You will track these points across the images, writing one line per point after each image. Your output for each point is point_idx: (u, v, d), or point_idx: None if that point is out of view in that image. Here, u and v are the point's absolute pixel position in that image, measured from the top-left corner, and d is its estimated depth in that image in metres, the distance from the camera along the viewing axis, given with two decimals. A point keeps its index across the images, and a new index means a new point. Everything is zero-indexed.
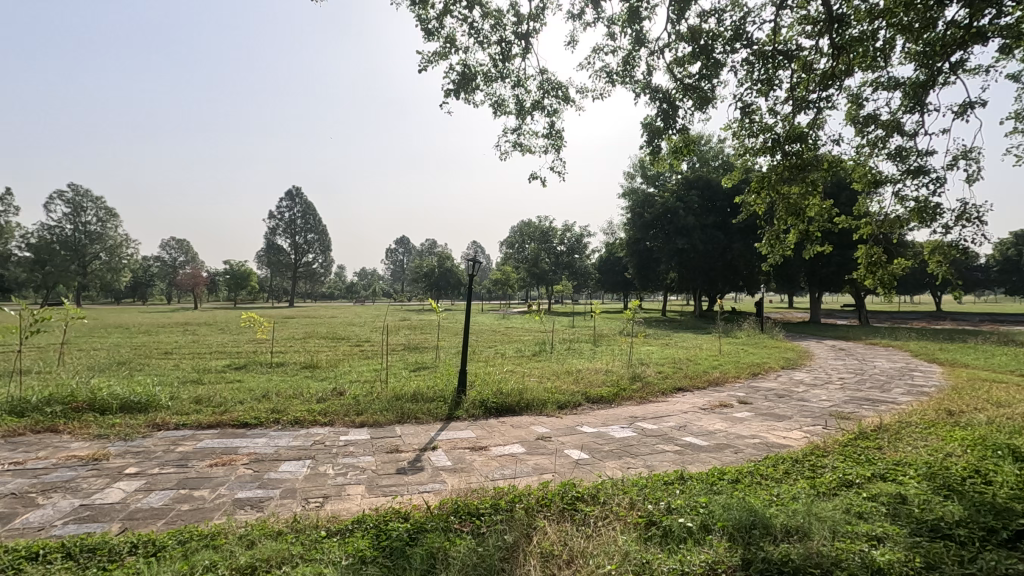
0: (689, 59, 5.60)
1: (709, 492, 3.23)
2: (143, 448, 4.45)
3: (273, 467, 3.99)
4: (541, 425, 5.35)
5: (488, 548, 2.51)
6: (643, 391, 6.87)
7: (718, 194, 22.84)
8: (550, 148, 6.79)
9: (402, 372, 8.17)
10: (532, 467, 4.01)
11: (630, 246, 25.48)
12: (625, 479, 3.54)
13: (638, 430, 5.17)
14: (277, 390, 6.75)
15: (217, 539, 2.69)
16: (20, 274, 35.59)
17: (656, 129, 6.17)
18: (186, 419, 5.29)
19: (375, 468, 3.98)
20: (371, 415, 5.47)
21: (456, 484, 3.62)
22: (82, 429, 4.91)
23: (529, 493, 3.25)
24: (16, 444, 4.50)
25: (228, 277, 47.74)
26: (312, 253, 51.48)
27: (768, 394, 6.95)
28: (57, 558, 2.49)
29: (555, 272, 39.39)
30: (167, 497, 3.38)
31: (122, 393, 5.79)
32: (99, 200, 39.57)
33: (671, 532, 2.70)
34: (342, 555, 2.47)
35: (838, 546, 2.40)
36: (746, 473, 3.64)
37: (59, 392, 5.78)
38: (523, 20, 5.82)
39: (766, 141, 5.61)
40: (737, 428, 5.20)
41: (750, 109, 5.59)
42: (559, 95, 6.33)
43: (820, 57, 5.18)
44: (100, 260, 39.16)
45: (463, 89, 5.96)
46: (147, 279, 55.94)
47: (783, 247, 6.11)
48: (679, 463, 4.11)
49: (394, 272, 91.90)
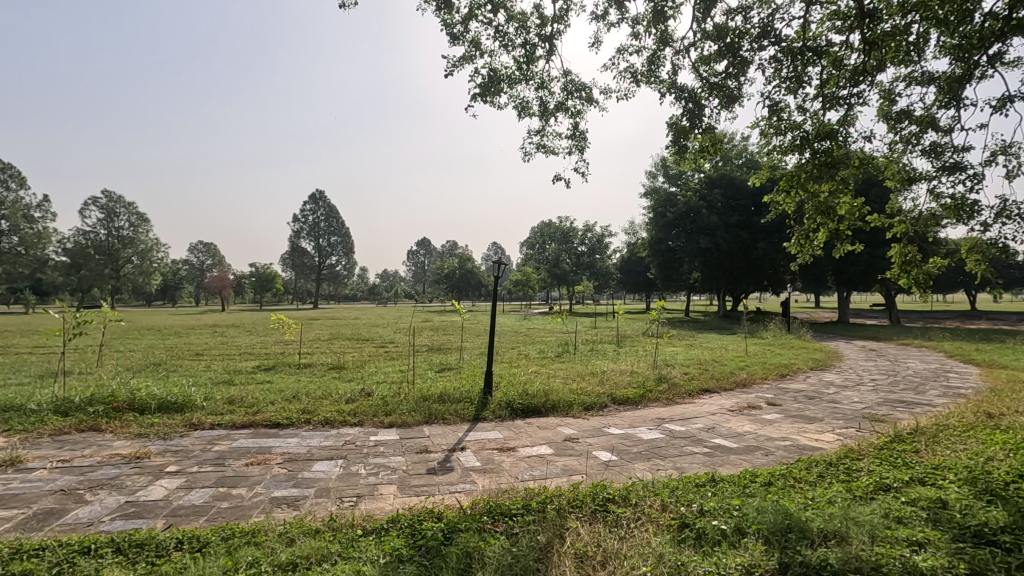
0: (715, 57, 5.56)
1: (742, 495, 3.21)
2: (182, 447, 4.58)
3: (306, 467, 4.07)
4: (567, 426, 5.37)
5: (522, 548, 2.52)
6: (669, 392, 6.87)
7: (742, 193, 22.43)
8: (574, 150, 6.78)
9: (428, 372, 8.33)
10: (561, 467, 4.04)
11: (651, 246, 25.26)
12: (656, 481, 3.55)
13: (665, 431, 5.16)
14: (308, 390, 6.90)
15: (257, 537, 2.76)
16: (57, 278, 36.67)
17: (682, 129, 6.13)
18: (220, 419, 5.44)
19: (407, 468, 4.03)
20: (400, 416, 5.55)
21: (487, 484, 3.66)
22: (124, 429, 5.08)
23: (560, 494, 3.27)
24: (63, 443, 4.68)
25: (254, 280, 48.71)
26: (335, 256, 52.24)
27: (798, 395, 6.86)
28: (108, 552, 2.58)
29: (576, 273, 39.35)
30: (208, 495, 3.48)
31: (160, 394, 5.98)
32: (131, 206, 40.74)
33: (704, 535, 2.69)
34: (380, 553, 2.51)
35: (879, 552, 2.36)
36: (780, 476, 3.60)
37: (100, 392, 6.00)
38: (547, 22, 5.83)
39: (795, 139, 5.52)
40: (767, 430, 5.15)
41: (778, 107, 5.52)
42: (583, 95, 6.31)
43: (851, 53, 5.10)
44: (133, 263, 40.38)
45: (488, 92, 5.99)
46: (176, 282, 57.79)
47: (814, 246, 6.03)
48: (709, 466, 4.08)
49: (415, 273, 92.53)
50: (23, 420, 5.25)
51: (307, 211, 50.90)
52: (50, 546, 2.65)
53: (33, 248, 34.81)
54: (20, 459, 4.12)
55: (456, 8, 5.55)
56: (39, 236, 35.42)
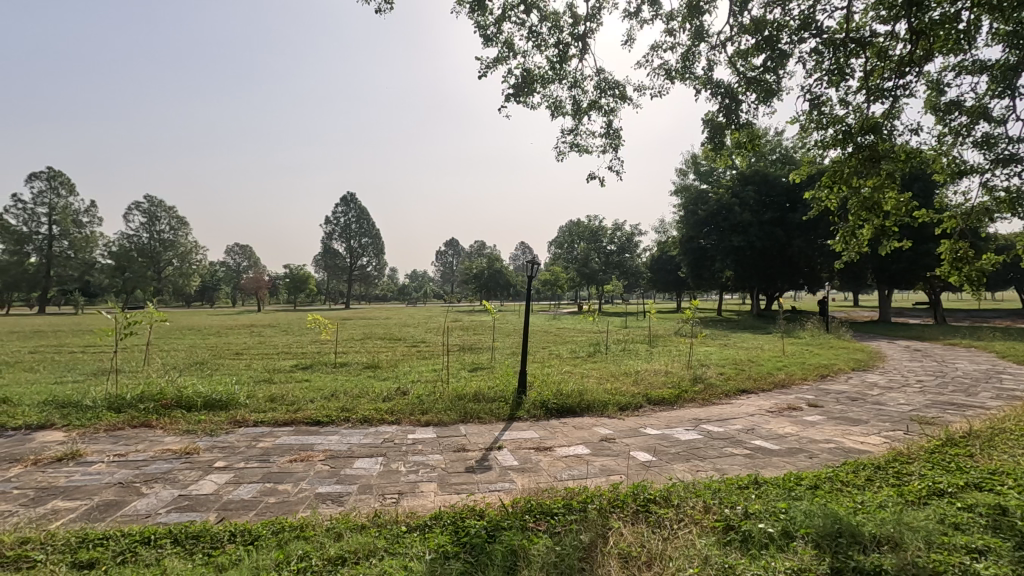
0: (753, 51, 5.44)
1: (787, 498, 3.14)
2: (228, 443, 4.74)
3: (348, 464, 4.16)
4: (603, 426, 5.34)
5: (566, 548, 2.53)
6: (706, 392, 6.77)
7: (776, 189, 21.89)
8: (608, 149, 6.72)
9: (461, 372, 8.36)
10: (599, 467, 4.03)
11: (682, 245, 24.85)
12: (698, 482, 3.51)
13: (704, 432, 5.08)
14: (345, 390, 6.97)
15: (306, 531, 2.83)
16: (104, 280, 38.27)
17: (718, 125, 6.02)
18: (263, 417, 5.58)
19: (445, 466, 4.07)
20: (435, 415, 5.59)
21: (526, 484, 3.66)
22: (173, 425, 5.28)
23: (600, 494, 3.26)
24: (117, 438, 4.91)
25: (288, 281, 49.76)
26: (366, 256, 53.04)
27: (840, 397, 6.67)
28: (167, 543, 2.70)
29: (605, 272, 39.01)
30: (255, 490, 3.59)
31: (205, 392, 6.17)
32: (172, 210, 42.09)
33: (751, 538, 2.65)
34: (425, 550, 2.55)
35: (935, 558, 2.29)
36: (827, 479, 3.51)
37: (149, 390, 6.24)
38: (580, 21, 5.81)
39: (837, 134, 5.36)
40: (810, 432, 5.02)
41: (819, 100, 5.38)
42: (617, 93, 6.26)
43: (897, 43, 4.94)
44: (173, 266, 41.86)
45: (521, 92, 6.00)
46: (213, 284, 59.70)
47: (860, 244, 5.91)
48: (750, 467, 4.01)
49: (442, 273, 92.96)
50: (81, 416, 5.52)
51: (339, 213, 51.81)
52: (112, 536, 2.77)
53: (80, 251, 36.39)
54: (79, 453, 4.33)
55: (490, 10, 5.58)
56: (87, 239, 36.92)
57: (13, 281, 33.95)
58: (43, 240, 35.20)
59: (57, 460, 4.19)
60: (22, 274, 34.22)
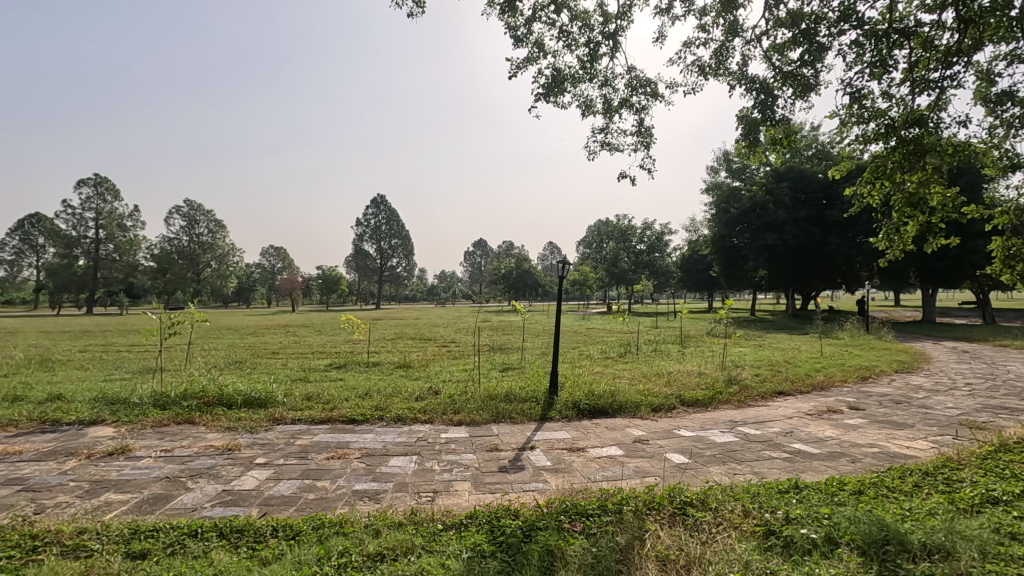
0: (789, 45, 5.32)
1: (830, 503, 3.06)
2: (268, 440, 4.87)
3: (384, 462, 4.23)
4: (635, 427, 5.30)
5: (602, 549, 2.51)
6: (741, 394, 6.62)
7: (812, 185, 21.27)
8: (639, 147, 6.65)
9: (491, 372, 8.38)
10: (633, 469, 3.99)
11: (714, 243, 24.40)
12: (736, 485, 3.44)
13: (740, 435, 4.98)
14: (379, 389, 7.08)
15: (345, 527, 2.89)
16: (147, 282, 39.92)
17: (753, 122, 5.88)
18: (300, 414, 5.71)
19: (479, 466, 4.10)
20: (468, 415, 5.62)
21: (560, 484, 3.66)
22: (215, 422, 5.46)
23: (634, 495, 3.24)
24: (163, 434, 5.09)
25: (320, 282, 50.72)
26: (396, 257, 53.69)
27: (883, 399, 6.44)
28: (213, 536, 2.79)
29: (634, 272, 38.64)
30: (295, 486, 3.69)
31: (245, 390, 6.35)
32: (210, 214, 43.35)
33: (793, 543, 2.59)
34: (462, 548, 2.57)
35: (991, 569, 2.19)
36: (871, 485, 3.40)
37: (192, 387, 6.46)
38: (610, 19, 5.77)
39: (879, 128, 5.19)
40: (851, 436, 4.87)
41: (860, 94, 5.21)
42: (648, 91, 6.19)
43: (944, 32, 4.75)
44: (211, 268, 43.13)
45: (552, 92, 6.00)
46: (249, 285, 61.44)
47: (904, 241, 5.71)
48: (790, 471, 3.92)
49: (471, 274, 93.53)
50: (129, 412, 5.75)
51: (368, 215, 52.58)
52: (161, 529, 2.88)
53: (125, 254, 37.86)
54: (129, 448, 4.51)
55: (521, 10, 5.59)
56: (131, 243, 38.36)
57: (63, 282, 35.67)
58: (90, 244, 36.72)
59: (109, 454, 4.38)
60: (72, 277, 35.81)
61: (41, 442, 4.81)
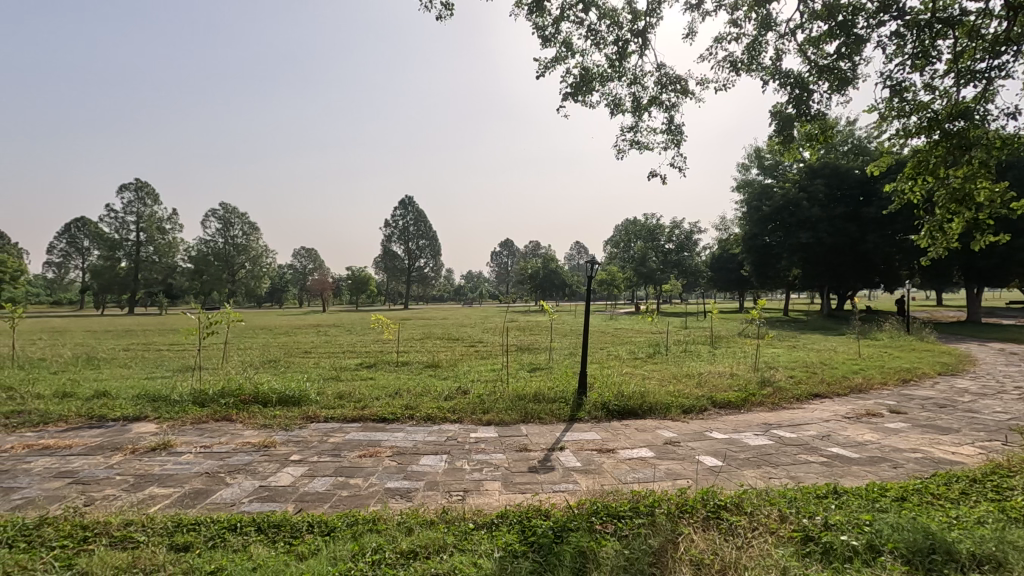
0: (825, 37, 5.18)
1: (871, 509, 2.97)
2: (301, 438, 4.97)
3: (415, 460, 4.28)
4: (666, 428, 5.24)
5: (634, 552, 2.49)
6: (775, 396, 6.48)
7: (848, 181, 20.62)
8: (669, 145, 6.56)
9: (519, 372, 8.39)
10: (665, 471, 3.94)
11: (745, 242, 23.93)
12: (772, 489, 3.37)
13: (774, 438, 4.87)
14: (408, 389, 7.15)
15: (378, 525, 2.93)
16: (185, 282, 41.24)
17: (787, 117, 5.74)
18: (332, 413, 5.82)
19: (509, 465, 4.11)
20: (497, 415, 5.64)
21: (590, 485, 3.64)
22: (251, 419, 5.60)
23: (667, 498, 3.20)
24: (203, 430, 5.26)
25: (350, 283, 51.52)
26: (423, 258, 54.18)
27: (925, 403, 6.21)
28: (252, 530, 2.86)
29: (663, 271, 38.14)
30: (328, 483, 3.76)
31: (279, 389, 6.51)
32: (245, 217, 44.42)
33: (833, 550, 2.52)
34: (493, 547, 2.58)
35: None
36: (914, 491, 3.28)
37: (229, 385, 6.64)
38: (638, 17, 5.71)
39: (921, 121, 5.01)
40: (892, 440, 4.71)
41: (901, 87, 5.05)
42: (678, 88, 6.10)
43: (991, 20, 4.56)
44: (246, 269, 44.18)
45: (580, 91, 5.97)
46: (281, 286, 62.90)
47: (948, 239, 5.49)
48: (828, 476, 3.81)
49: (498, 274, 93.79)
50: (170, 409, 5.95)
51: (397, 216, 53.17)
52: (203, 522, 2.97)
53: (164, 256, 39.15)
54: (171, 443, 4.67)
55: (549, 10, 5.58)
56: (170, 245, 39.62)
57: (107, 284, 37.09)
58: (131, 246, 38.09)
59: (152, 450, 4.55)
60: (115, 278, 37.26)
61: (89, 437, 5.02)
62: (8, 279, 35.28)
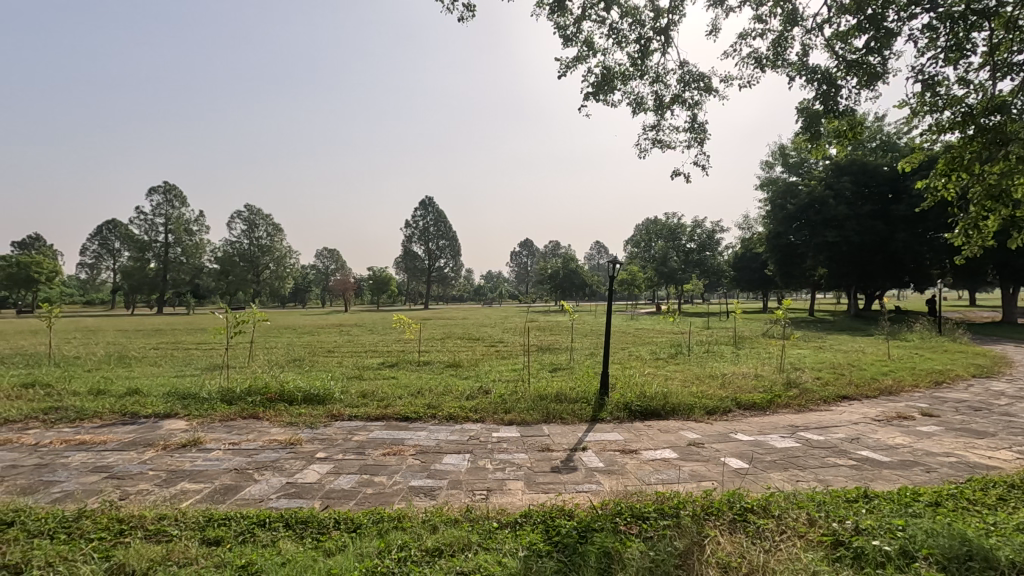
0: (854, 32, 5.07)
1: (904, 514, 2.89)
2: (327, 436, 5.05)
3: (438, 459, 4.31)
4: (689, 429, 5.19)
5: (660, 553, 2.46)
6: (801, 398, 6.36)
7: (877, 178, 20.12)
8: (692, 143, 6.50)
9: (540, 372, 8.39)
10: (689, 473, 3.90)
11: (770, 241, 23.54)
12: (800, 493, 3.31)
13: (802, 440, 4.79)
14: (430, 388, 7.20)
15: (403, 522, 2.96)
16: (211, 283, 42.02)
17: (814, 114, 5.63)
18: (356, 411, 5.90)
19: (531, 465, 4.11)
20: (519, 415, 5.65)
21: (613, 486, 3.62)
22: (278, 417, 5.71)
23: (692, 499, 3.17)
24: (231, 427, 5.37)
25: (371, 283, 52.04)
26: (443, 258, 54.48)
27: (960, 406, 6.03)
28: (280, 526, 2.92)
29: (684, 271, 37.69)
30: (354, 481, 3.81)
31: (305, 387, 6.61)
32: (269, 218, 45.13)
33: (864, 555, 2.47)
34: (517, 547, 2.59)
35: None
36: (949, 497, 3.20)
37: (256, 384, 6.77)
38: (661, 14, 5.67)
39: (955, 116, 4.88)
40: (925, 444, 4.59)
41: (934, 81, 4.91)
42: (702, 86, 6.03)
43: None
44: (270, 270, 44.70)
45: (602, 90, 5.95)
46: (305, 286, 63.87)
47: (984, 236, 5.34)
48: (858, 479, 3.74)
49: (517, 274, 93.73)
50: (199, 406, 6.10)
51: (417, 216, 53.58)
52: (232, 517, 3.04)
53: (192, 257, 40.01)
54: (201, 440, 4.78)
55: (570, 10, 5.57)
56: (196, 246, 40.42)
57: (137, 284, 38.03)
58: (160, 247, 38.99)
59: (183, 446, 4.66)
60: (144, 278, 38.22)
61: (122, 433, 5.16)
62: (44, 279, 36.50)
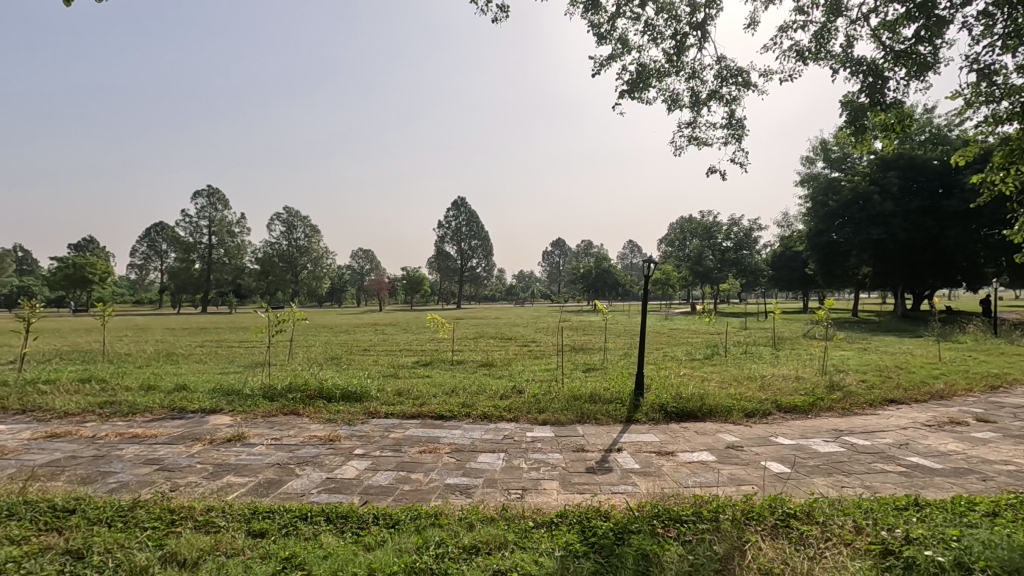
0: (902, 20, 4.87)
1: (960, 524, 2.77)
2: (364, 433, 5.15)
3: (473, 457, 4.34)
4: (727, 432, 5.08)
5: (699, 557, 2.43)
6: (845, 401, 6.15)
7: (926, 173, 19.24)
8: (730, 139, 6.36)
9: (573, 372, 8.35)
10: (727, 476, 3.83)
11: (810, 239, 22.88)
12: (846, 499, 3.21)
13: (846, 444, 4.63)
14: (464, 387, 7.25)
15: (440, 519, 2.99)
16: (252, 283, 43.28)
17: (860, 107, 5.44)
18: (392, 409, 5.99)
19: (566, 465, 4.10)
20: (553, 415, 5.64)
21: (650, 487, 3.59)
22: (317, 414, 5.85)
23: (732, 503, 3.11)
24: (272, 423, 5.54)
25: (405, 283, 52.79)
26: (476, 258, 54.84)
27: (1018, 412, 5.72)
28: (321, 520, 2.99)
29: (720, 270, 36.92)
30: (391, 477, 3.87)
31: (342, 385, 6.76)
32: (307, 220, 46.37)
33: (915, 565, 2.36)
34: (553, 547, 2.59)
35: None
36: (1008, 507, 3.04)
37: (296, 381, 6.96)
38: (698, 9, 5.57)
39: (1013, 106, 4.64)
40: (980, 451, 4.38)
41: (990, 70, 4.68)
42: (740, 81, 5.91)
43: None
44: (308, 270, 45.78)
45: (637, 88, 5.89)
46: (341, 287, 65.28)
47: None
48: (907, 487, 3.59)
49: (549, 273, 93.57)
50: (242, 402, 6.31)
51: (450, 216, 54.11)
52: (276, 510, 3.13)
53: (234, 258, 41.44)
54: (245, 436, 4.95)
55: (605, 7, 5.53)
56: (238, 248, 41.81)
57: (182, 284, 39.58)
58: (204, 249, 40.53)
59: (228, 440, 4.83)
60: (189, 278, 39.76)
61: (172, 427, 5.39)
62: (97, 280, 38.41)
